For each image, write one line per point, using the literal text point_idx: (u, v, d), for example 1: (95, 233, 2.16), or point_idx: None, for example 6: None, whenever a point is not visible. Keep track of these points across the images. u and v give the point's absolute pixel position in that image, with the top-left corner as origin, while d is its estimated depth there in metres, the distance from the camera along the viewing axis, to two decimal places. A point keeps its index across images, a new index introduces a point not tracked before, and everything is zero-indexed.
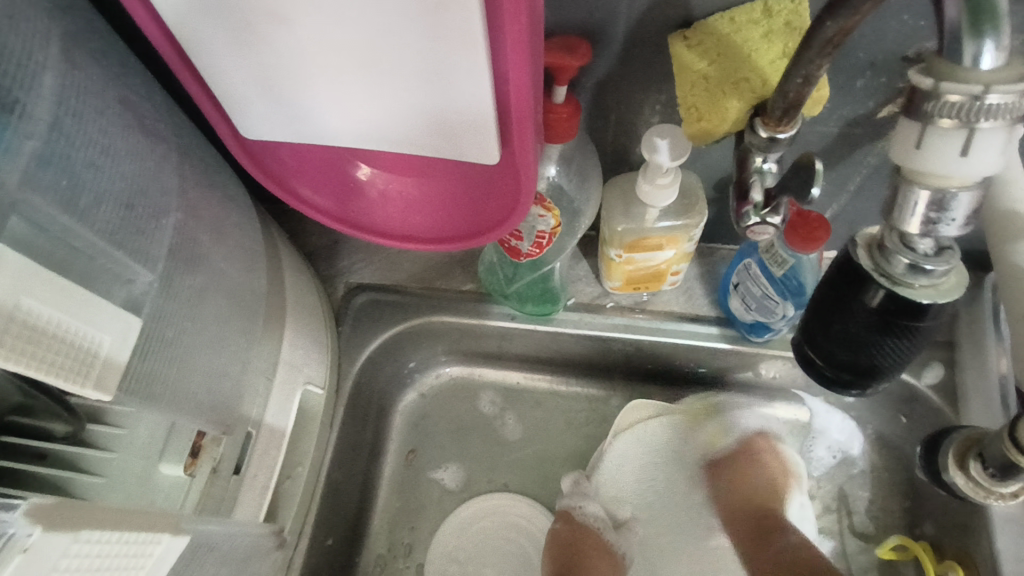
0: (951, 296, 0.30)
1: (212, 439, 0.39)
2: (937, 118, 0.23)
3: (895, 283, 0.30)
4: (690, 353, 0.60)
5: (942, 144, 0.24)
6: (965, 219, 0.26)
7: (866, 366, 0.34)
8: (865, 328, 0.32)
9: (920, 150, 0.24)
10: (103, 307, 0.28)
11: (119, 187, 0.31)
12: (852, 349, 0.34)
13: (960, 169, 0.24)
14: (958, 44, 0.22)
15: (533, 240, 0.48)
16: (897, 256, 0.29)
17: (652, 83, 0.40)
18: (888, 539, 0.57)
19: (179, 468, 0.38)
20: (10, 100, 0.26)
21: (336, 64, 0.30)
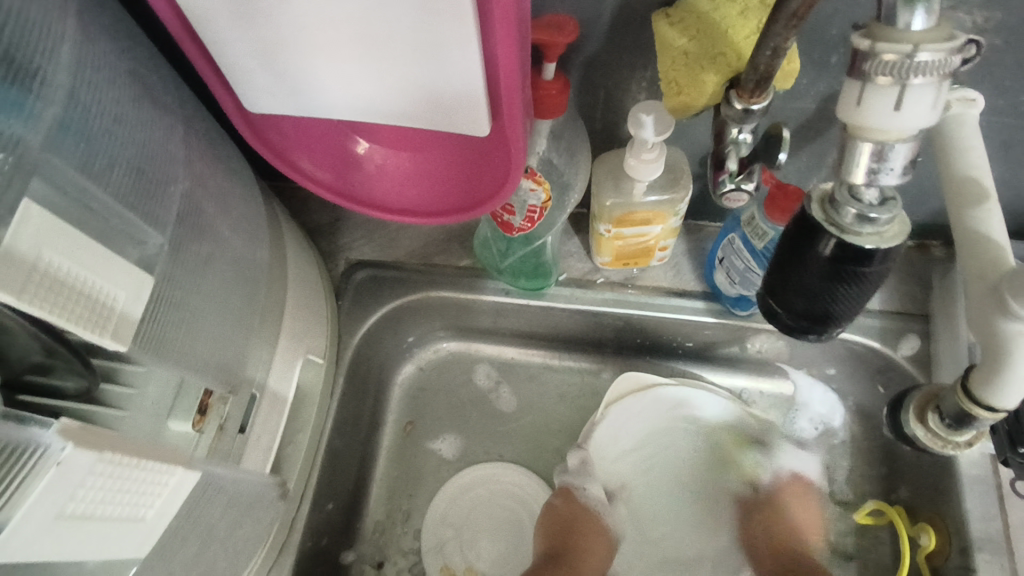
0: (897, 242, 0.32)
1: (219, 398, 0.41)
2: (874, 76, 0.25)
3: (844, 231, 0.32)
4: (678, 327, 0.62)
5: (877, 99, 0.26)
6: (902, 170, 0.28)
7: (822, 313, 0.35)
8: (819, 277, 0.34)
9: (859, 106, 0.26)
10: (114, 263, 0.30)
11: (132, 154, 0.33)
12: (809, 297, 0.35)
13: (897, 123, 0.26)
14: (894, 11, 0.24)
15: (525, 214, 0.50)
16: (845, 207, 0.31)
17: (636, 61, 0.42)
18: (865, 505, 0.60)
19: (188, 424, 0.39)
20: (29, 68, 0.28)
21: (333, 39, 0.32)
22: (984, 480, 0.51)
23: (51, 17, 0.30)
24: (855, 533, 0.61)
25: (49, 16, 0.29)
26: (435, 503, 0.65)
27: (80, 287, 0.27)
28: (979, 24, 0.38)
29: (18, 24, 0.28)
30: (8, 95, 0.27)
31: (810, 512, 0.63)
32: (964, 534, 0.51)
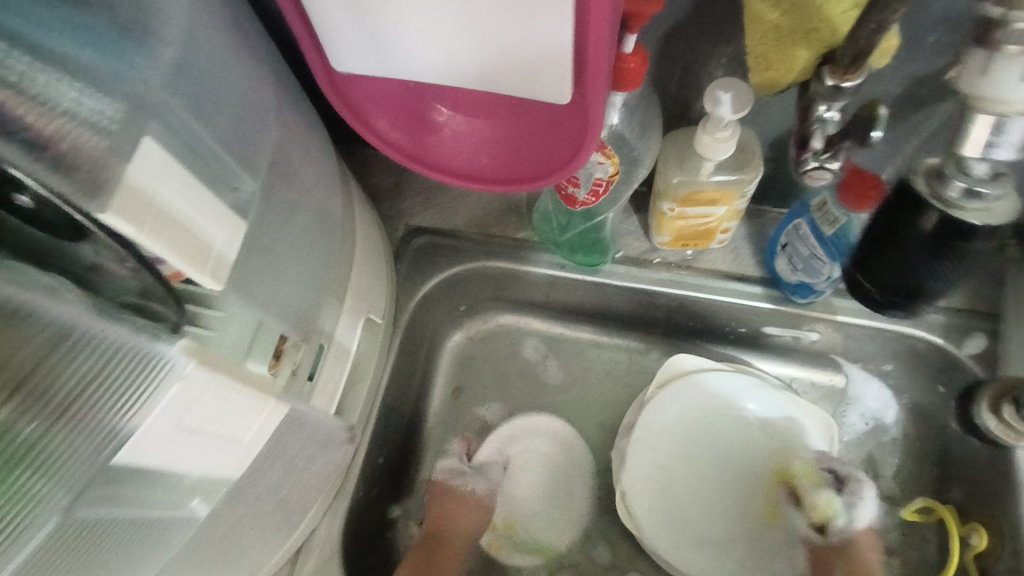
0: (1001, 219, 0.34)
1: (293, 344, 0.41)
2: (1005, 45, 0.27)
3: (948, 206, 0.34)
4: (732, 312, 0.62)
5: (1005, 72, 0.27)
6: (1017, 147, 0.30)
7: (914, 287, 0.40)
8: (918, 251, 0.37)
9: (983, 77, 0.28)
10: (215, 208, 0.31)
11: (233, 105, 0.35)
12: (902, 274, 0.40)
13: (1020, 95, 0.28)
14: None
15: (590, 188, 0.50)
16: (952, 181, 0.34)
17: (721, 34, 0.42)
18: (913, 503, 0.59)
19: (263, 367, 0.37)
20: (147, 21, 0.29)
21: (428, 2, 0.33)
22: None
23: None
24: (899, 529, 0.61)
25: None
26: (454, 470, 0.66)
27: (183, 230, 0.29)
28: None
29: None
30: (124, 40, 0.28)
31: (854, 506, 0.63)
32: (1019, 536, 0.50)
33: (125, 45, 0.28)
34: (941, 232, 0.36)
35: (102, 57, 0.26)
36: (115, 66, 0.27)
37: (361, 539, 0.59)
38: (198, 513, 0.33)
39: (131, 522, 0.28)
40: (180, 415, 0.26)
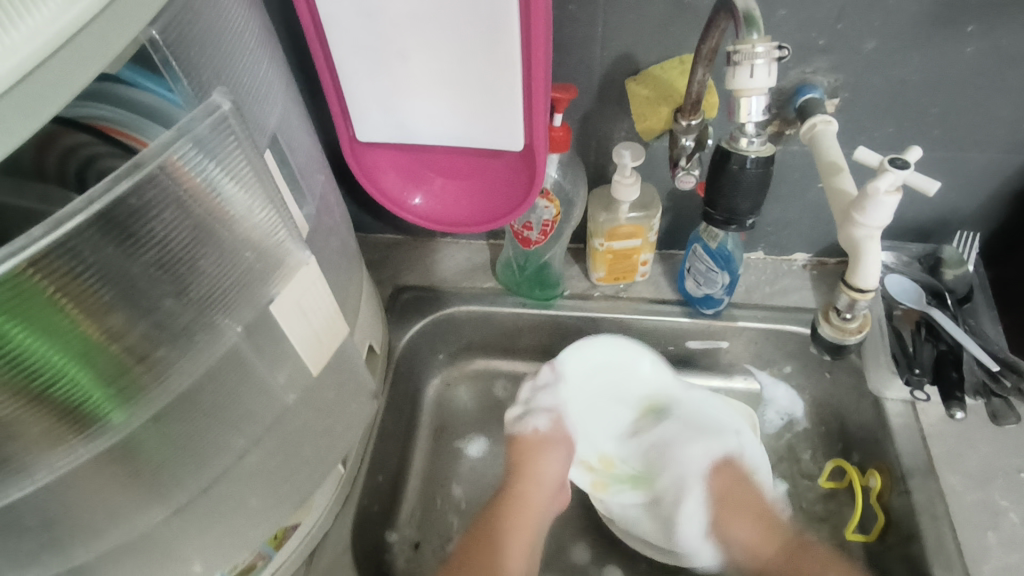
0: (769, 153, 0.46)
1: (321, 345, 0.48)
2: (738, 62, 0.40)
3: (739, 148, 0.46)
4: (662, 331, 0.78)
5: (741, 72, 0.41)
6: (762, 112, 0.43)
7: (730, 211, 0.49)
8: (726, 179, 0.47)
9: (737, 77, 0.41)
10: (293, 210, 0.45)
11: (306, 148, 0.51)
12: (719, 200, 0.49)
13: (752, 87, 0.41)
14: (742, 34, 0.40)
15: (540, 228, 0.68)
16: (738, 137, 0.46)
17: (618, 112, 0.63)
18: (826, 469, 0.72)
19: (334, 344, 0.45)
20: (270, 89, 0.44)
21: (428, 83, 0.52)
22: (909, 424, 0.66)
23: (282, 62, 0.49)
24: (822, 501, 0.72)
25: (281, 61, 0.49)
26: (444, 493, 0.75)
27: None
28: (832, 82, 0.58)
29: (271, 63, 0.45)
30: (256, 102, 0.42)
31: (784, 488, 0.74)
32: (899, 466, 0.64)
33: (255, 112, 0.42)
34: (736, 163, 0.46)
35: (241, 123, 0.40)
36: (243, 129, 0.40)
37: (364, 550, 0.65)
38: (289, 405, 0.43)
39: (250, 386, 0.39)
40: (299, 296, 0.39)
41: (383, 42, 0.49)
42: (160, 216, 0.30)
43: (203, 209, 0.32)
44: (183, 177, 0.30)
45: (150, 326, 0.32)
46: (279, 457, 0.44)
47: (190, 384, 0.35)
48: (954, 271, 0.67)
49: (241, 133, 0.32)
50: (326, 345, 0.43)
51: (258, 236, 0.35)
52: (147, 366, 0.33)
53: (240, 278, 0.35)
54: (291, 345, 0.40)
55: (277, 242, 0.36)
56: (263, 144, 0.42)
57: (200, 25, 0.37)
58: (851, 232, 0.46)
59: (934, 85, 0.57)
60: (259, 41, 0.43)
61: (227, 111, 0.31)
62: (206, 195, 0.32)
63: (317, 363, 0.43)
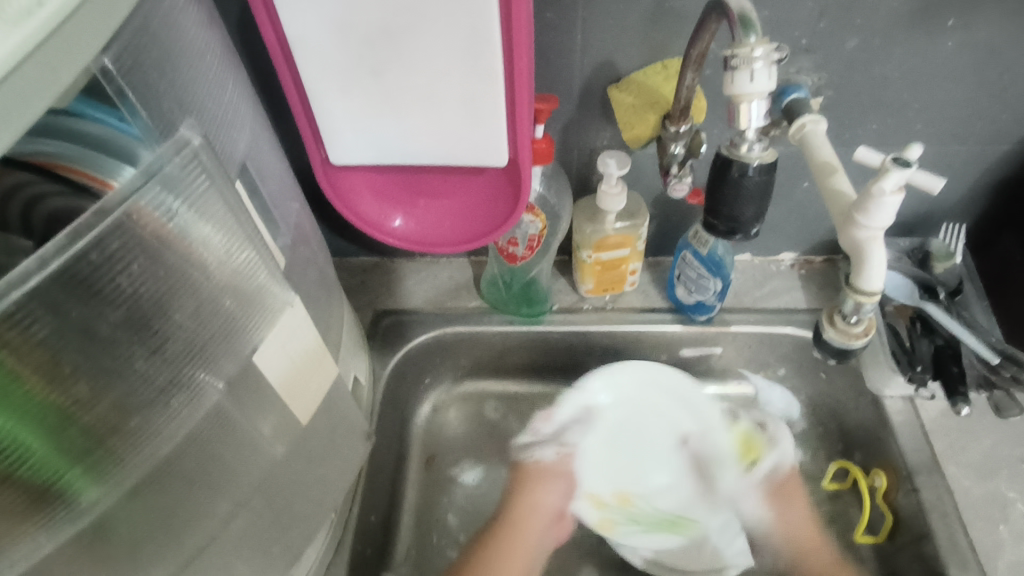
0: (772, 158, 0.44)
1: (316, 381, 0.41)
2: (737, 66, 0.39)
3: (740, 157, 0.44)
4: (654, 340, 0.76)
5: (741, 76, 0.39)
6: (763, 117, 0.41)
7: (734, 220, 0.47)
8: (728, 187, 0.45)
9: (735, 82, 0.39)
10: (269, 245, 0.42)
11: (278, 175, 0.47)
12: (721, 209, 0.47)
13: (753, 91, 0.39)
14: (739, 36, 0.38)
15: (526, 244, 0.66)
16: (738, 144, 0.44)
17: (601, 120, 0.61)
18: (829, 471, 0.71)
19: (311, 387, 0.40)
20: (236, 115, 0.41)
21: (406, 100, 0.49)
22: (910, 420, 0.65)
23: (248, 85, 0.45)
24: (827, 502, 0.70)
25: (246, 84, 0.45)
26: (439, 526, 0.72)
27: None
28: (815, 81, 0.57)
29: (239, 87, 0.42)
30: (220, 130, 0.39)
31: None
32: (904, 464, 0.63)
33: (222, 139, 0.39)
34: (739, 171, 0.44)
35: None
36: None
37: None
38: (279, 458, 0.39)
39: (236, 442, 0.36)
40: (284, 339, 0.36)
41: (355, 60, 0.46)
42: (130, 267, 0.27)
43: (176, 254, 0.29)
44: (151, 223, 0.27)
45: (123, 391, 0.29)
46: (268, 513, 0.41)
47: (169, 451, 0.32)
48: (943, 263, 0.66)
49: (213, 169, 0.29)
50: (314, 389, 0.40)
51: (238, 280, 0.32)
52: (121, 435, 0.30)
53: (222, 326, 0.32)
54: (277, 393, 0.37)
55: (259, 285, 0.33)
56: (233, 174, 0.39)
57: (158, 49, 0.33)
58: (852, 233, 0.45)
59: (916, 80, 0.57)
60: (224, 64, 0.40)
61: (197, 146, 0.28)
62: (178, 240, 0.29)
63: (306, 410, 0.40)
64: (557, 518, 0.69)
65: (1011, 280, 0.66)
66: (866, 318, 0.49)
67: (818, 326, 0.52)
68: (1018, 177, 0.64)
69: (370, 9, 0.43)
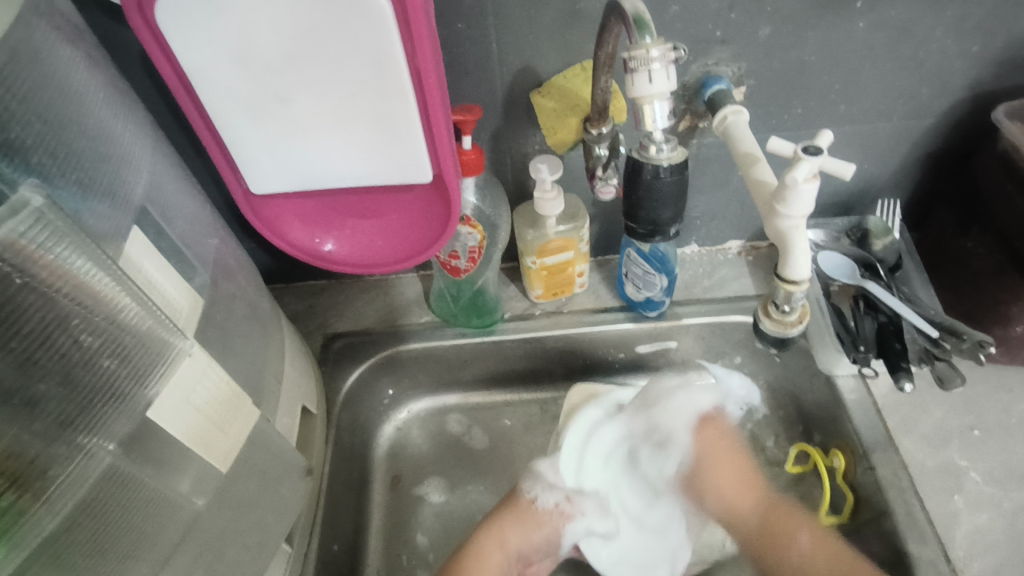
0: (682, 156, 0.46)
1: (227, 412, 0.41)
2: (637, 68, 0.40)
3: (651, 159, 0.46)
4: (609, 340, 0.75)
5: (640, 78, 0.40)
6: (668, 116, 0.43)
7: (653, 221, 0.49)
8: (644, 190, 0.47)
9: (635, 85, 0.41)
10: (181, 287, 0.40)
11: (189, 212, 0.45)
12: (640, 211, 0.49)
13: (653, 92, 0.41)
14: (635, 39, 0.39)
15: (468, 255, 0.65)
16: (648, 146, 0.46)
17: (528, 126, 0.60)
18: (791, 455, 0.71)
19: (224, 437, 0.40)
20: (128, 156, 0.39)
21: (317, 124, 0.48)
22: (861, 398, 0.66)
23: (147, 122, 0.43)
24: (792, 486, 0.71)
25: (145, 120, 0.43)
26: (407, 547, 0.70)
27: (163, 300, 0.38)
28: (735, 71, 0.57)
29: (130, 126, 0.40)
30: (108, 176, 0.37)
31: None
32: (859, 443, 0.63)
33: (112, 185, 0.37)
34: (651, 172, 0.46)
35: (91, 203, 0.35)
36: (97, 212, 0.35)
37: None
38: (199, 510, 0.40)
39: (145, 501, 0.35)
40: (188, 390, 0.37)
41: (258, 88, 0.45)
42: (10, 310, 0.27)
43: (63, 296, 0.29)
44: (30, 258, 0.27)
45: (16, 443, 0.28)
46: (198, 567, 0.40)
47: (60, 522, 0.31)
48: (881, 239, 0.67)
49: (65, 226, 0.29)
50: (232, 438, 0.41)
51: (127, 327, 0.33)
52: (21, 494, 0.29)
53: (117, 376, 0.32)
54: (190, 445, 0.37)
55: (152, 333, 0.34)
56: (128, 220, 0.37)
57: (21, 99, 0.32)
58: (776, 223, 0.44)
59: (834, 62, 0.57)
60: (112, 107, 0.39)
61: (41, 206, 0.28)
62: (65, 281, 0.29)
63: (224, 458, 0.41)
64: (528, 559, 0.64)
65: (945, 250, 0.67)
66: (799, 305, 0.49)
67: (754, 317, 0.53)
68: (943, 149, 0.65)
69: (267, 36, 0.42)
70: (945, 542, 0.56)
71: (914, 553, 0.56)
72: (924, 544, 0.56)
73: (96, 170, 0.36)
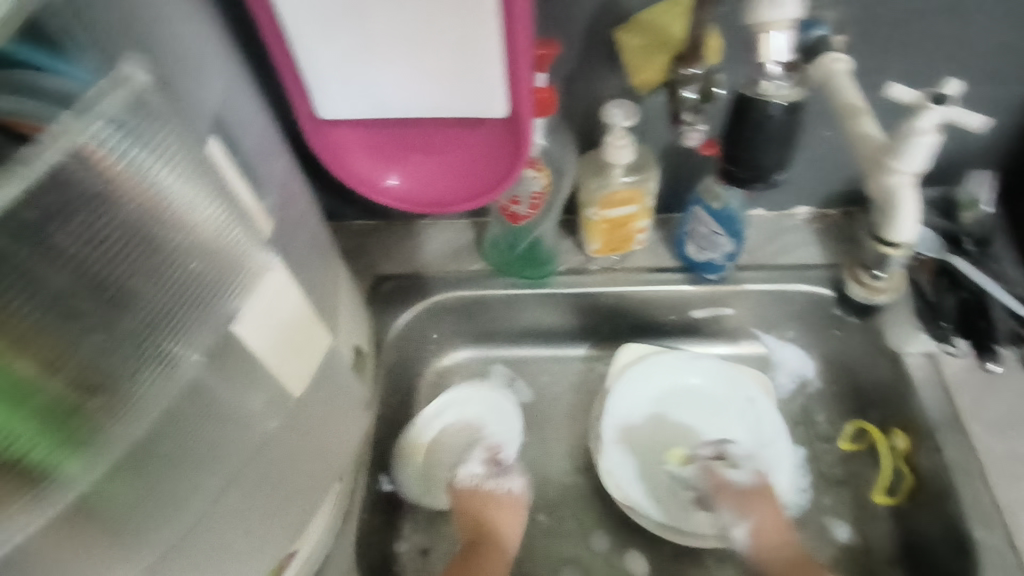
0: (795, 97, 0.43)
1: (308, 330, 0.41)
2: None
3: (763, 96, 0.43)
4: (664, 301, 0.73)
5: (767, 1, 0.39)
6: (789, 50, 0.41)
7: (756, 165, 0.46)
8: (753, 133, 0.44)
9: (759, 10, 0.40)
10: (253, 205, 0.39)
11: (258, 131, 0.43)
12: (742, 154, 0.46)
13: (779, 16, 0.40)
14: None
15: (529, 201, 0.62)
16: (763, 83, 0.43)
17: (606, 67, 0.57)
18: (847, 432, 0.69)
19: (299, 366, 0.41)
20: (204, 65, 0.37)
21: (395, 46, 0.45)
22: (930, 376, 0.62)
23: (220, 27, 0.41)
24: (844, 463, 0.69)
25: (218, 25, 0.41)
26: None
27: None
28: (839, 16, 0.53)
29: (208, 32, 0.38)
30: (185, 85, 0.35)
31: (802, 453, 0.71)
32: (926, 424, 0.60)
33: (189, 91, 0.35)
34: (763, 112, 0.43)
35: (173, 109, 0.33)
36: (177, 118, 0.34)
37: (369, 562, 0.61)
38: (269, 433, 0.39)
39: (217, 412, 0.36)
40: (269, 306, 0.37)
41: (335, 2, 0.42)
42: (88, 214, 0.27)
43: (140, 207, 0.29)
44: (108, 162, 0.27)
45: (96, 353, 0.29)
46: (263, 488, 0.40)
47: (143, 431, 0.32)
48: (971, 211, 0.63)
49: (158, 116, 0.29)
50: (303, 362, 0.41)
51: (209, 238, 0.32)
52: (104, 399, 0.30)
53: (201, 286, 0.32)
54: (262, 363, 0.38)
55: (234, 239, 0.34)
56: (205, 129, 0.36)
57: None
58: (885, 177, 0.43)
59: (948, 13, 0.52)
60: (191, 10, 0.37)
61: (142, 88, 0.28)
62: (143, 193, 0.29)
63: (298, 381, 0.41)
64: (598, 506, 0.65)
65: None
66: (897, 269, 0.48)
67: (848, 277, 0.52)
68: None
69: None
70: (1013, 531, 0.54)
71: (981, 539, 0.54)
72: (991, 530, 0.54)
73: (174, 75, 0.34)
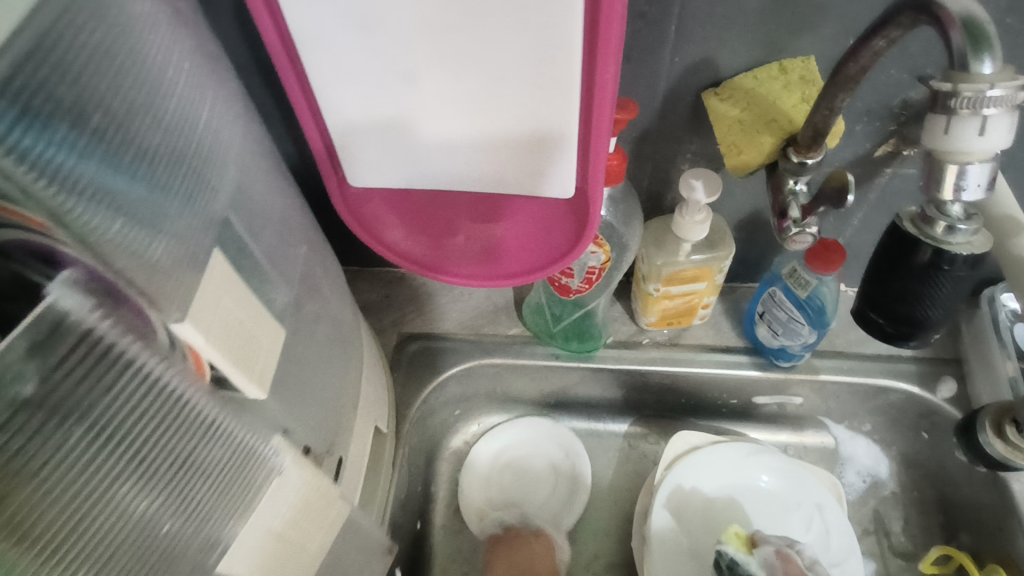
0: None
1: (326, 500, 0.37)
2: (958, 110, 0.29)
3: None
4: (725, 384, 0.64)
5: (963, 128, 0.30)
6: (986, 185, 0.32)
7: None
8: None
9: (947, 135, 0.30)
10: (266, 319, 0.32)
11: (276, 217, 0.35)
12: None
13: (978, 147, 0.30)
14: (966, 62, 0.28)
15: (584, 276, 0.54)
16: None
17: (687, 132, 0.48)
18: (929, 554, 0.59)
19: (307, 556, 0.36)
20: (214, 152, 0.29)
21: (448, 115, 0.37)
22: None
23: (239, 91, 0.33)
24: None
25: (236, 89, 0.33)
26: None
27: (241, 343, 0.29)
28: None
29: (224, 107, 0.31)
30: (189, 184, 0.27)
31: (872, 567, 0.63)
32: None
33: (191, 188, 0.28)
34: None
35: (165, 218, 0.26)
36: (172, 230, 0.26)
37: None
38: None
39: None
40: (270, 517, 0.32)
41: (378, 64, 0.34)
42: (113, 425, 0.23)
43: (167, 424, 0.25)
44: (133, 381, 0.23)
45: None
46: None
47: None
48: None
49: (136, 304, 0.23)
50: (313, 546, 0.36)
51: (223, 453, 0.28)
52: None
53: (197, 505, 0.27)
54: (260, 572, 0.32)
55: (244, 448, 0.29)
56: (208, 235, 0.28)
57: (89, 63, 0.23)
58: None
59: None
60: (203, 82, 0.29)
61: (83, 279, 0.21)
62: (168, 414, 0.25)
63: (304, 572, 0.36)
64: None
65: None
66: None
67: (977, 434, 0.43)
68: None
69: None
70: None
71: None
72: None
73: (173, 175, 0.27)
